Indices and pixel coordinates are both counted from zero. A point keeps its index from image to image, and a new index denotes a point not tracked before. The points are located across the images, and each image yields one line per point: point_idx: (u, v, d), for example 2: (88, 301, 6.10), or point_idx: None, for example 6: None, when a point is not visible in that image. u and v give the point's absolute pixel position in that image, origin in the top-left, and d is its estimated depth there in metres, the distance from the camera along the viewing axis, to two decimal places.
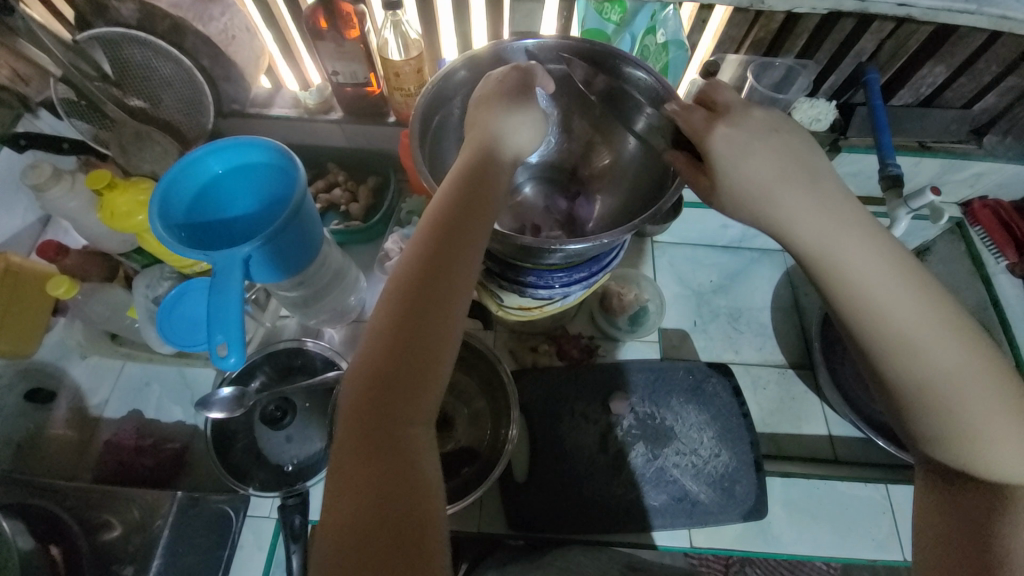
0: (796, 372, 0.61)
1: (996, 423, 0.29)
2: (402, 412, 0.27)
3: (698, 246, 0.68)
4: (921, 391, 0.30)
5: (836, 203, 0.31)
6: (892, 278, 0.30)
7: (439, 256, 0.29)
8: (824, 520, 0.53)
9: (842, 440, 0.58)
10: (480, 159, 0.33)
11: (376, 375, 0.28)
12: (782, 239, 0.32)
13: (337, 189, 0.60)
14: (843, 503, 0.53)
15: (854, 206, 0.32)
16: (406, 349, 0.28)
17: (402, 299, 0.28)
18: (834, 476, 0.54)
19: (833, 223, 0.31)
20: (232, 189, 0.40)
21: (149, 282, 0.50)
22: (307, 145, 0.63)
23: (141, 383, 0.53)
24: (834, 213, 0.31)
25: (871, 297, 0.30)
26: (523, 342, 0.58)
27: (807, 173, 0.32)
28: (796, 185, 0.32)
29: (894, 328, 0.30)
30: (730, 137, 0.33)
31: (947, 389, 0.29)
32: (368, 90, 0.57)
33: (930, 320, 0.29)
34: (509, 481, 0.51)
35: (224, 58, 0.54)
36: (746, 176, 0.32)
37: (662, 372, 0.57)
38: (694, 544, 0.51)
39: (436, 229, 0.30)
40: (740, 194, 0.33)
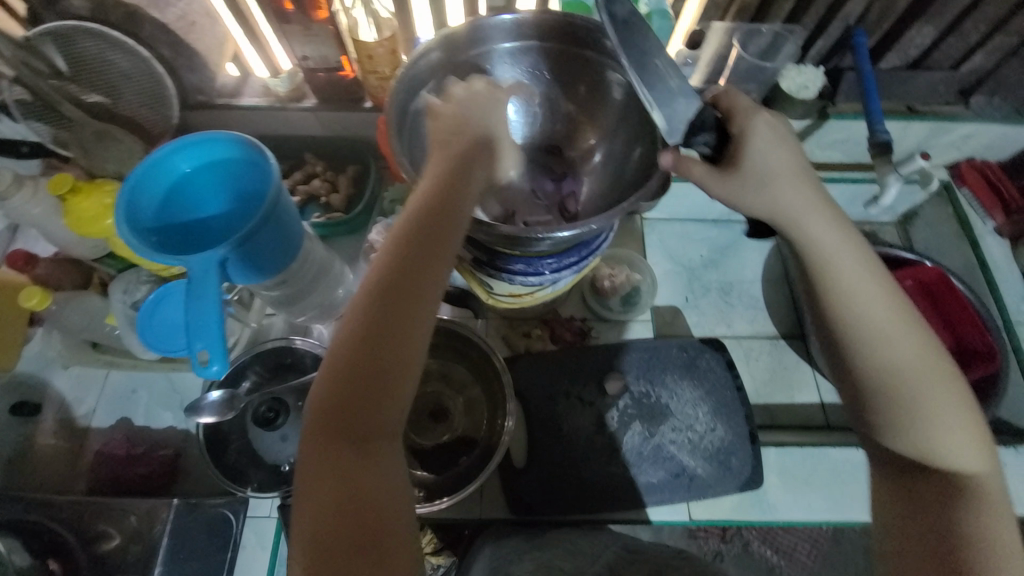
0: (788, 341, 0.62)
1: (944, 409, 0.32)
2: (372, 406, 0.27)
3: (689, 221, 0.67)
4: (890, 385, 0.32)
5: (837, 209, 0.35)
6: (876, 281, 0.33)
7: (420, 247, 0.29)
8: (818, 486, 0.53)
9: (835, 408, 0.58)
10: (464, 147, 0.32)
11: (348, 366, 0.27)
12: (793, 230, 0.34)
13: (315, 180, 0.58)
14: (837, 469, 0.54)
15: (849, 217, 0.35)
16: (380, 342, 0.27)
17: (378, 290, 0.28)
18: (826, 443, 0.55)
19: (833, 223, 0.34)
20: (202, 188, 0.39)
21: (126, 288, 0.48)
22: (280, 136, 0.60)
23: (127, 391, 0.51)
24: (836, 216, 0.34)
25: (859, 292, 0.33)
26: (515, 327, 0.58)
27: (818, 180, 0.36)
28: (809, 187, 0.35)
29: (872, 321, 0.33)
30: (771, 126, 0.35)
31: (912, 384, 0.32)
32: (341, 75, 0.54)
33: (903, 319, 0.33)
34: (508, 467, 0.51)
35: (185, 46, 0.53)
36: (777, 162, 0.34)
37: (656, 351, 0.57)
38: (693, 517, 0.52)
39: (415, 220, 0.29)
40: (768, 174, 0.34)
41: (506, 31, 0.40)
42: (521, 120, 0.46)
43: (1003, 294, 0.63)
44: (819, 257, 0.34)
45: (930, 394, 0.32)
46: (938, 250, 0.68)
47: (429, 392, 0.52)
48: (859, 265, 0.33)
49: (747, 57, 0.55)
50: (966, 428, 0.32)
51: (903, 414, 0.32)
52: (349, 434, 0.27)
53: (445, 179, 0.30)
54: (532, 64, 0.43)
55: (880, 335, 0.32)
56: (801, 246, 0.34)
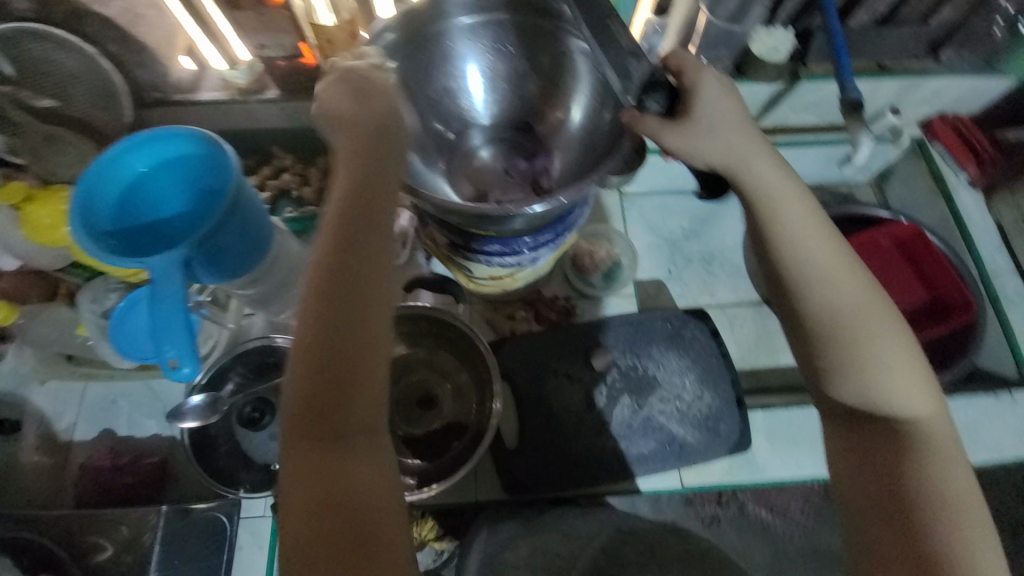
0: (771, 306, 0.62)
1: (887, 352, 0.33)
2: (338, 387, 0.29)
3: (668, 194, 0.67)
4: (835, 330, 0.34)
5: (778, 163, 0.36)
6: (815, 230, 0.35)
7: (357, 237, 0.31)
8: (806, 446, 0.54)
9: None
10: (383, 137, 0.33)
11: (309, 352, 0.29)
12: (736, 181, 0.36)
13: (285, 174, 0.57)
14: None
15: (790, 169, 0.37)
16: (336, 327, 0.29)
17: (325, 278, 0.29)
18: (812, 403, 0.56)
19: (774, 176, 0.36)
20: (162, 187, 0.37)
21: (95, 296, 0.47)
22: (243, 132, 0.58)
23: (107, 402, 0.50)
24: (776, 168, 0.36)
25: (798, 241, 0.35)
26: (500, 310, 0.57)
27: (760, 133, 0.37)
28: (752, 141, 0.36)
29: (811, 267, 0.34)
30: (718, 78, 0.37)
31: (854, 326, 0.34)
32: (301, 62, 0.54)
33: (840, 267, 0.35)
34: (500, 448, 0.52)
35: (133, 41, 0.50)
36: (719, 113, 0.36)
37: (640, 323, 0.57)
38: (685, 483, 0.53)
39: (349, 211, 0.31)
40: (713, 122, 0.36)
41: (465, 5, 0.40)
42: (487, 98, 0.46)
43: (980, 247, 0.63)
44: (765, 199, 0.35)
45: (873, 339, 0.33)
46: (913, 207, 0.68)
47: (417, 381, 0.52)
48: (799, 214, 0.35)
49: (717, 22, 0.54)
50: (913, 374, 0.33)
51: (851, 358, 0.34)
52: (317, 415, 0.29)
53: (372, 172, 0.32)
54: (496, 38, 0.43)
55: (816, 302, 0.34)
56: (746, 192, 0.36)
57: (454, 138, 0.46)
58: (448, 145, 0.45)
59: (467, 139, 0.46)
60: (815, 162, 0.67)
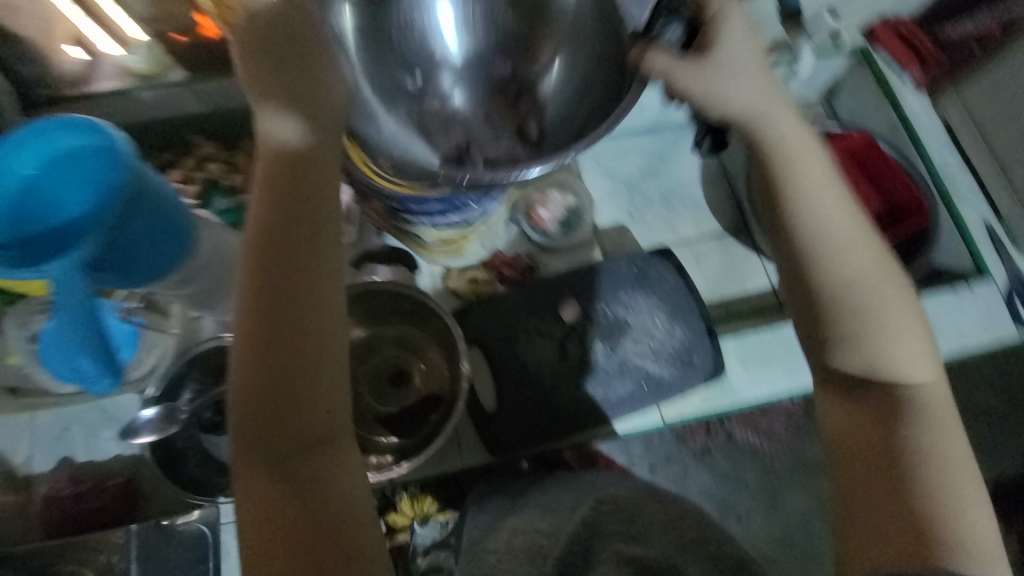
0: (734, 236, 0.62)
1: (893, 318, 0.36)
2: (290, 398, 0.30)
3: (621, 133, 0.65)
4: (847, 290, 0.36)
5: (802, 137, 0.38)
6: (836, 196, 0.37)
7: (292, 252, 0.31)
8: (777, 365, 0.55)
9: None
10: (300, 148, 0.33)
11: (252, 365, 0.30)
12: (756, 142, 0.38)
13: (211, 163, 0.53)
14: (793, 345, 0.56)
15: (811, 139, 0.39)
16: (272, 340, 0.30)
17: (262, 295, 0.31)
18: (780, 322, 0.57)
19: (796, 143, 0.38)
20: (58, 186, 0.34)
21: (21, 320, 0.44)
22: (150, 119, 0.53)
23: (59, 430, 0.48)
24: (798, 135, 0.38)
25: (817, 202, 0.37)
26: (461, 275, 0.55)
27: (784, 103, 0.39)
28: (778, 108, 0.38)
29: (830, 232, 0.36)
30: (743, 36, 0.38)
31: (861, 289, 0.36)
32: (201, 34, 0.48)
33: (855, 233, 0.37)
34: (479, 412, 0.51)
35: (11, 34, 0.46)
36: (744, 81, 0.38)
37: (605, 269, 0.56)
38: (665, 418, 0.54)
39: (267, 232, 0.31)
40: (738, 88, 0.38)
41: None
42: (460, 39, 0.44)
43: (929, 149, 0.63)
44: (784, 155, 0.37)
45: (881, 305, 0.36)
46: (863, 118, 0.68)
47: (387, 359, 0.51)
48: (821, 182, 0.37)
49: None
50: (915, 344, 0.36)
51: (857, 322, 0.36)
52: (275, 428, 0.30)
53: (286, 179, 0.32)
54: None
55: (825, 260, 0.36)
56: (769, 149, 0.38)
57: (421, 86, 0.44)
58: (415, 95, 0.44)
59: (435, 83, 0.44)
60: None
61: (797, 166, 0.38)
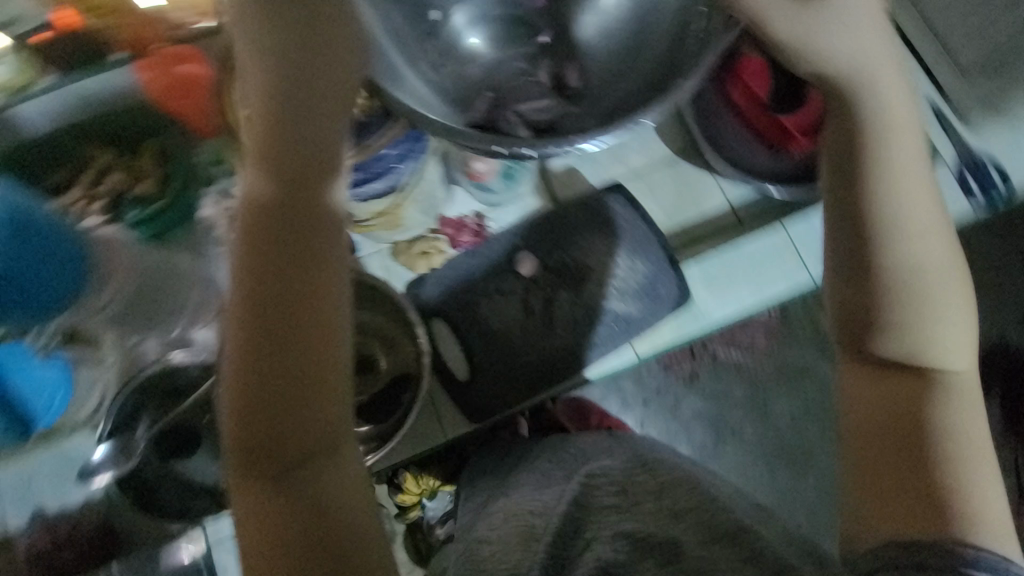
0: (683, 160, 0.59)
1: (941, 282, 0.32)
2: (287, 418, 0.27)
3: None
4: (902, 232, 0.32)
5: (879, 57, 0.34)
6: (898, 138, 0.33)
7: (299, 253, 0.28)
8: (739, 282, 0.56)
9: (741, 205, 0.58)
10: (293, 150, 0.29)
11: (246, 377, 0.27)
12: (817, 56, 0.34)
13: (106, 170, 0.47)
14: (748, 256, 0.56)
15: (886, 64, 0.35)
16: (271, 348, 0.27)
17: (254, 311, 0.27)
18: (740, 239, 0.56)
19: (861, 63, 0.34)
20: None
21: None
22: (29, 133, 0.47)
23: (19, 483, 0.46)
24: (868, 51, 0.34)
25: (878, 133, 0.33)
26: (411, 246, 0.53)
27: (853, 17, 0.35)
28: (843, 19, 0.34)
29: (887, 164, 0.32)
30: None
31: (914, 243, 0.32)
32: (65, 28, 0.45)
33: (918, 178, 0.33)
34: (454, 382, 0.51)
35: None
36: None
37: (557, 217, 0.55)
38: (640, 354, 0.54)
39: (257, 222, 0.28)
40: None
41: None
42: None
43: None
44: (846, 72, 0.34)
45: (930, 269, 0.32)
46: None
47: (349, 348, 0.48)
48: (896, 113, 0.33)
49: None
50: (959, 324, 0.32)
51: (904, 282, 0.31)
52: (267, 455, 0.27)
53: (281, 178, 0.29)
54: None
55: (878, 202, 0.32)
56: (825, 66, 0.34)
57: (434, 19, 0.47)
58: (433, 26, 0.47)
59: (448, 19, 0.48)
60: None
61: (865, 88, 0.34)
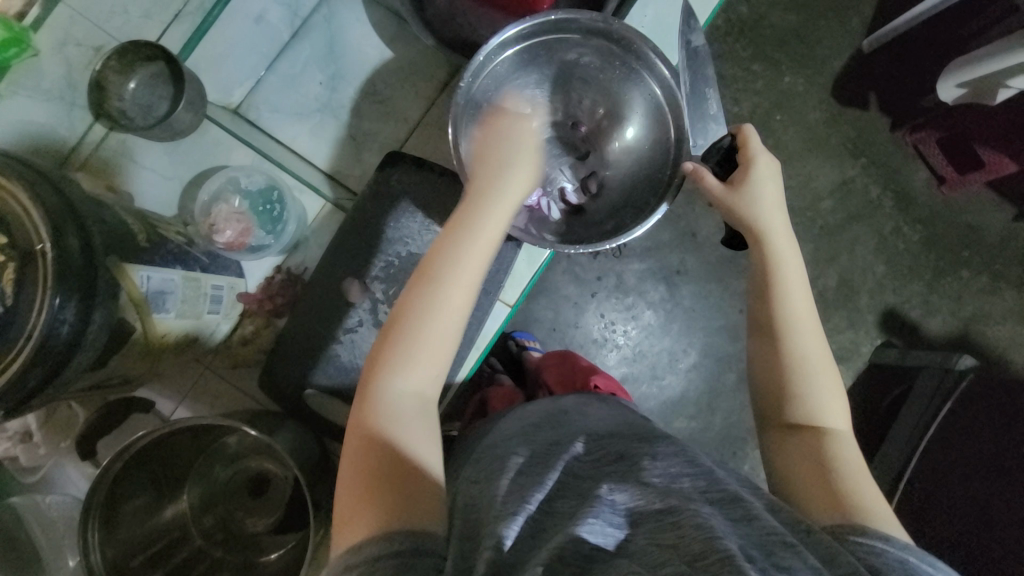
0: (764, 341, 0.68)
1: (858, 478, 0.57)
2: None
3: None
4: (830, 439, 0.61)
5: (827, 357, 0.66)
6: (835, 392, 0.64)
7: (765, 315, 0.69)
8: (817, 468, 0.59)
9: (828, 418, 0.63)
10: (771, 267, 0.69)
11: None
12: (794, 334, 0.66)
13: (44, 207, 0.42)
14: (820, 444, 0.61)
15: (832, 361, 0.66)
16: None
17: None
18: (824, 437, 0.61)
19: (816, 342, 0.66)
20: None
21: None
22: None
23: None
24: (824, 350, 0.66)
25: (817, 387, 0.64)
26: None
27: (815, 329, 0.67)
28: (812, 333, 0.67)
29: (815, 394, 0.64)
30: (800, 297, 0.68)
31: (845, 446, 0.60)
32: None
33: (840, 414, 0.63)
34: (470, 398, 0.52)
35: None
36: (792, 301, 0.68)
37: None
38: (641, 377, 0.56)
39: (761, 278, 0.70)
40: (799, 307, 0.68)
41: (651, 130, 0.85)
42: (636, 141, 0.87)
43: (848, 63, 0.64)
44: (810, 354, 0.65)
45: (858, 471, 0.58)
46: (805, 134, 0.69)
47: None
48: (832, 383, 0.65)
49: None
50: (878, 496, 0.56)
51: (838, 469, 0.58)
52: None
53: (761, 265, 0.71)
54: (643, 129, 0.86)
55: (820, 415, 0.63)
56: (802, 346, 0.66)
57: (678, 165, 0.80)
58: (616, 216, 0.86)
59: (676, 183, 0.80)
60: (783, 220, 0.73)
61: (816, 364, 0.65)
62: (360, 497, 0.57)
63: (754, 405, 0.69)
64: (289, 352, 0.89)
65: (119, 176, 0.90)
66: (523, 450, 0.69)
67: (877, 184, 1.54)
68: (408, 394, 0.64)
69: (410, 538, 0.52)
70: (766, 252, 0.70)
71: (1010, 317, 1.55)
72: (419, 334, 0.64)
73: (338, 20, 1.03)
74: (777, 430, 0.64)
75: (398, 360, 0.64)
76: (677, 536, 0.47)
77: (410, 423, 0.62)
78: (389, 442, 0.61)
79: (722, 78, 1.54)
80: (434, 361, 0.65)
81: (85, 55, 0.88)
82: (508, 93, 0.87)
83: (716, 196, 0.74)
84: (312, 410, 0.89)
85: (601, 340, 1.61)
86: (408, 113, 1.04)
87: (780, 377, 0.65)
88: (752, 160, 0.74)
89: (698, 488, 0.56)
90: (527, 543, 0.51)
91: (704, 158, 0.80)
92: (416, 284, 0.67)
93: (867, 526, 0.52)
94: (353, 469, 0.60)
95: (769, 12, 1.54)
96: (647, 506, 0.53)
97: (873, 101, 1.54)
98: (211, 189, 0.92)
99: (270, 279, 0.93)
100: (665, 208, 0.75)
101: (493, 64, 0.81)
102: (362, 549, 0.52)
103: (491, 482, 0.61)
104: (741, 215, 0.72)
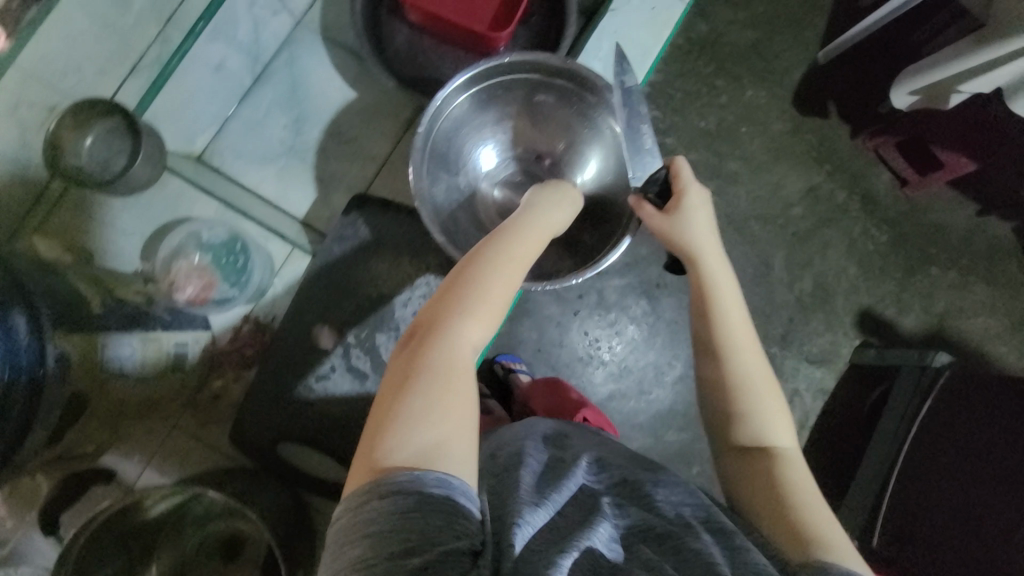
0: (708, 362, 0.70)
1: (805, 501, 0.59)
2: None
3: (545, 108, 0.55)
4: (776, 462, 0.63)
5: (769, 377, 0.68)
6: (778, 412, 0.66)
7: (708, 339, 0.70)
8: (772, 491, 0.61)
9: (773, 439, 0.65)
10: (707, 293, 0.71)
11: None
12: (735, 358, 0.68)
13: None
14: (770, 467, 0.63)
15: (773, 382, 0.68)
16: None
17: None
18: (773, 458, 0.64)
19: (755, 363, 0.68)
20: None
21: None
22: None
23: None
24: (764, 372, 0.68)
25: (761, 409, 0.66)
26: None
27: (754, 349, 0.69)
28: (753, 355, 0.69)
29: (758, 417, 0.66)
30: (743, 320, 0.71)
31: (791, 468, 0.63)
32: None
33: (786, 434, 0.66)
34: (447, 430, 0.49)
35: None
36: (734, 323, 0.70)
37: None
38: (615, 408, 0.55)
39: (699, 304, 0.72)
40: (740, 330, 0.70)
41: (607, 164, 0.87)
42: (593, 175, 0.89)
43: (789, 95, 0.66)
44: (752, 377, 0.67)
45: (806, 493, 0.60)
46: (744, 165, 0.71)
47: None
48: (775, 403, 0.67)
49: None
50: (826, 516, 0.58)
51: (788, 493, 0.60)
52: None
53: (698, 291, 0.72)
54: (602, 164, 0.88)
55: (765, 438, 0.65)
56: (745, 370, 0.67)
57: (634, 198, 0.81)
58: (582, 248, 0.87)
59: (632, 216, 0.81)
60: (716, 244, 0.74)
61: (758, 387, 0.67)
62: (407, 429, 0.52)
63: (707, 430, 0.71)
64: (260, 403, 0.87)
65: (80, 236, 0.88)
66: (536, 449, 0.66)
67: (844, 188, 1.59)
68: (471, 346, 0.59)
69: (457, 494, 0.49)
70: (704, 281, 0.72)
71: (981, 310, 1.59)
72: (488, 292, 0.61)
73: (300, 64, 1.03)
74: (730, 456, 0.66)
75: (472, 308, 0.60)
76: (682, 565, 0.51)
77: (471, 377, 0.57)
78: (431, 396, 0.54)
79: (687, 95, 1.58)
80: (497, 325, 0.63)
81: (37, 115, 0.82)
82: (466, 135, 0.88)
83: (654, 225, 0.75)
84: (289, 465, 0.89)
85: (587, 358, 1.60)
86: (376, 151, 1.04)
87: (725, 404, 0.67)
88: (684, 191, 0.74)
89: (699, 517, 0.56)
90: (543, 540, 0.50)
91: (643, 189, 0.77)
92: (495, 243, 0.65)
93: (824, 556, 0.53)
94: (390, 409, 0.54)
95: (727, 30, 1.59)
96: (650, 527, 0.55)
97: (832, 110, 1.60)
98: (172, 245, 0.90)
99: (238, 330, 0.91)
100: (628, 240, 0.76)
101: (447, 112, 0.82)
102: (407, 481, 0.48)
103: (512, 475, 0.58)
104: (676, 242, 0.73)
